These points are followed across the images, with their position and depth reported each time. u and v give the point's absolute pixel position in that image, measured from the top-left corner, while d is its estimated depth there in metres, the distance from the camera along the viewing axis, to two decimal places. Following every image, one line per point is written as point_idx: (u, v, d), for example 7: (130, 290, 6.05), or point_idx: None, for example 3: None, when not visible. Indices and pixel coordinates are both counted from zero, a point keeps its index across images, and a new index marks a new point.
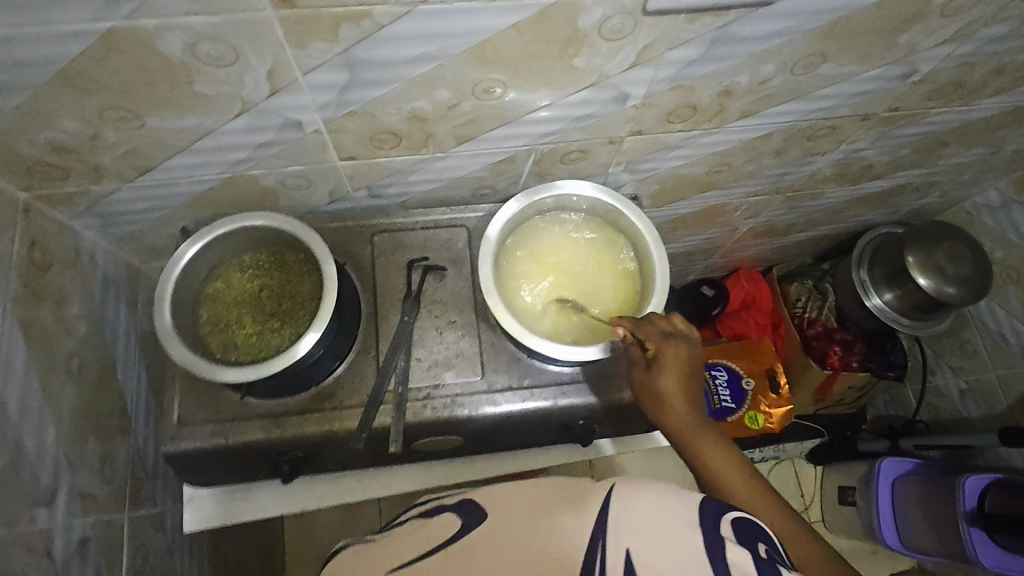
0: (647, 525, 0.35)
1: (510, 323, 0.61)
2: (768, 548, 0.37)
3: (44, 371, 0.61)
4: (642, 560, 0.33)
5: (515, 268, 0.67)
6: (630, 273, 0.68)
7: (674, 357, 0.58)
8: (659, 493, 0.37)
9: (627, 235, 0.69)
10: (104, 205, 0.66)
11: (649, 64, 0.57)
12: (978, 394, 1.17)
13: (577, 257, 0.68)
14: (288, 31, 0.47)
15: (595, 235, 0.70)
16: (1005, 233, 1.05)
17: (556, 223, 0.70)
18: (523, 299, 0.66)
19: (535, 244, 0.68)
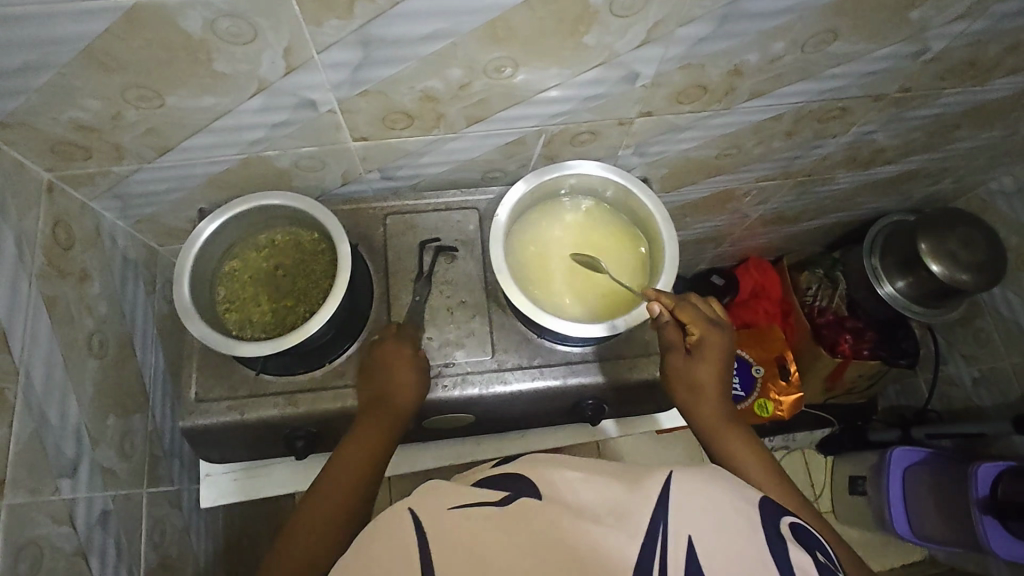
0: (709, 516, 0.38)
1: (520, 301, 0.62)
2: (823, 557, 0.40)
3: (67, 346, 0.62)
4: (705, 546, 0.36)
5: (526, 248, 0.68)
6: (640, 254, 0.69)
7: (711, 348, 0.61)
8: (723, 492, 0.40)
9: (637, 215, 0.69)
10: (124, 186, 0.68)
11: (658, 41, 0.58)
12: (991, 383, 1.17)
13: (588, 237, 0.69)
14: (303, 8, 0.48)
15: (605, 215, 0.70)
16: (1019, 219, 1.05)
17: (567, 203, 0.70)
18: (535, 278, 0.66)
19: (545, 223, 0.69)
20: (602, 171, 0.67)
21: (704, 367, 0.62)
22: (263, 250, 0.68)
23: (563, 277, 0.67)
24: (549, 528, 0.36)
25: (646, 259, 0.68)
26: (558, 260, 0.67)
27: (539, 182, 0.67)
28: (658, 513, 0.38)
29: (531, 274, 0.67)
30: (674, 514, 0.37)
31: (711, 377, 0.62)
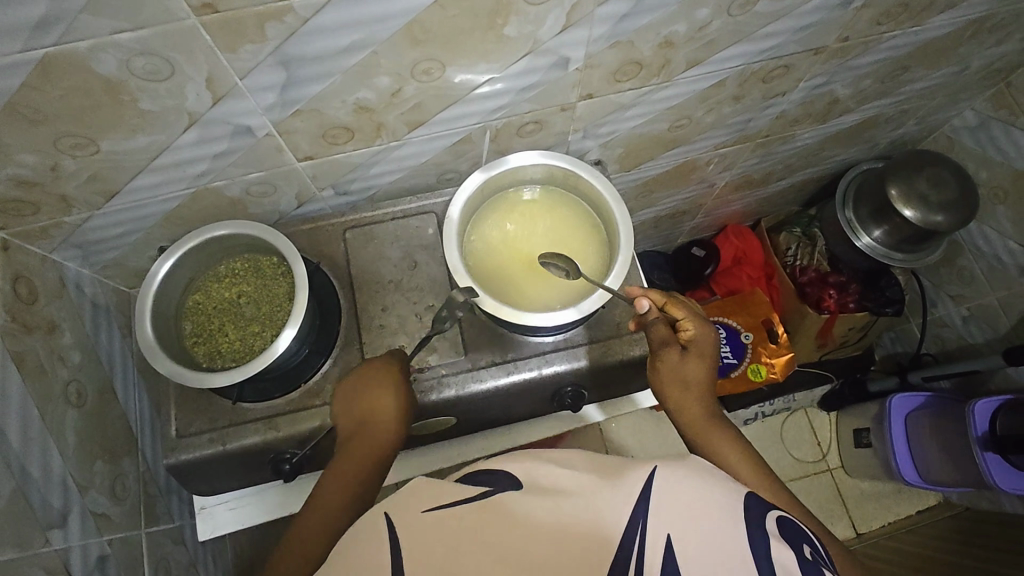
0: (689, 514, 0.41)
1: (481, 299, 0.61)
2: (812, 550, 0.44)
3: (42, 400, 0.63)
4: (685, 546, 0.39)
5: (482, 245, 0.68)
6: (597, 236, 0.69)
7: (703, 343, 0.62)
8: (705, 491, 0.43)
9: (590, 199, 0.69)
10: (78, 235, 0.68)
11: (581, 24, 0.58)
12: (981, 319, 1.16)
13: (546, 228, 0.69)
14: (216, 36, 0.48)
15: (557, 204, 0.71)
16: (986, 152, 1.04)
17: (520, 197, 0.71)
18: (495, 274, 0.67)
19: (501, 219, 0.70)
20: (548, 158, 0.67)
21: (697, 366, 0.62)
22: (224, 281, 0.68)
23: (521, 272, 0.67)
24: (530, 541, 0.39)
25: (603, 241, 0.68)
26: (516, 254, 0.68)
27: (485, 177, 0.67)
28: (638, 510, 0.41)
29: (490, 272, 0.67)
30: (656, 512, 0.41)
31: (702, 377, 0.62)
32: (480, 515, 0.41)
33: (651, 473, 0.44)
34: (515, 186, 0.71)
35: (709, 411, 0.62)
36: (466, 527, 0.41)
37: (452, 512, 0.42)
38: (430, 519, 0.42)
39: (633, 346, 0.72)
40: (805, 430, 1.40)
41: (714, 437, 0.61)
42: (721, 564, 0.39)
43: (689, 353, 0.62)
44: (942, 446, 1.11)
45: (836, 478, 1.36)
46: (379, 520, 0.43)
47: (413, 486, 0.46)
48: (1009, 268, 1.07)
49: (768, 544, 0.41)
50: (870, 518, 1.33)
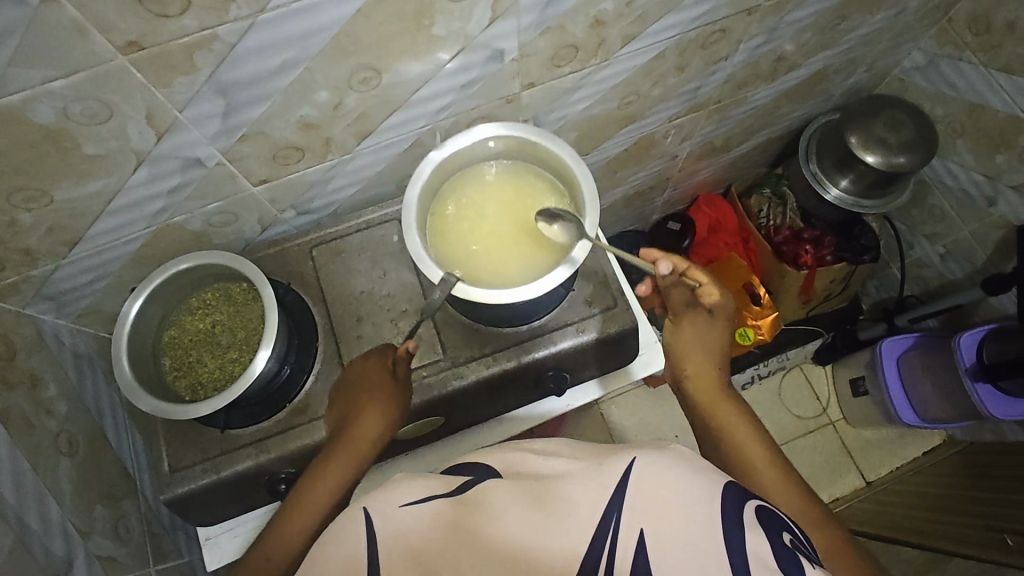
0: (665, 500, 0.41)
1: (449, 284, 0.61)
2: (792, 536, 0.44)
3: (33, 452, 0.64)
4: (654, 534, 0.40)
5: (450, 235, 0.69)
6: (562, 197, 0.70)
7: (725, 311, 0.65)
8: (677, 475, 0.43)
9: (547, 165, 0.70)
10: (48, 287, 0.68)
11: (508, 15, 0.59)
12: (958, 254, 1.18)
13: (506, 204, 0.70)
14: (146, 72, 0.49)
15: (516, 178, 0.71)
16: (938, 90, 1.05)
17: (478, 181, 0.71)
18: (473, 259, 0.67)
19: (458, 205, 0.70)
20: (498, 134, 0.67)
21: (717, 333, 0.65)
22: (197, 312, 0.69)
23: (503, 251, 0.67)
24: (501, 533, 0.41)
25: (567, 201, 0.69)
26: (493, 235, 0.68)
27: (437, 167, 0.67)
28: (614, 502, 0.42)
29: (468, 258, 0.67)
30: (629, 503, 0.42)
31: (720, 344, 0.66)
32: (456, 512, 0.43)
33: (630, 467, 0.44)
34: (470, 169, 0.71)
35: (721, 381, 0.64)
36: (440, 522, 0.42)
37: (423, 512, 0.43)
38: (406, 521, 0.42)
39: (608, 323, 0.73)
40: (803, 387, 1.41)
41: (720, 408, 0.62)
42: (694, 553, 0.39)
43: (713, 318, 0.65)
44: (936, 383, 1.12)
45: (838, 430, 1.38)
46: (357, 517, 0.44)
47: (393, 485, 0.46)
48: (977, 200, 1.08)
49: (736, 517, 0.42)
50: (877, 465, 1.34)
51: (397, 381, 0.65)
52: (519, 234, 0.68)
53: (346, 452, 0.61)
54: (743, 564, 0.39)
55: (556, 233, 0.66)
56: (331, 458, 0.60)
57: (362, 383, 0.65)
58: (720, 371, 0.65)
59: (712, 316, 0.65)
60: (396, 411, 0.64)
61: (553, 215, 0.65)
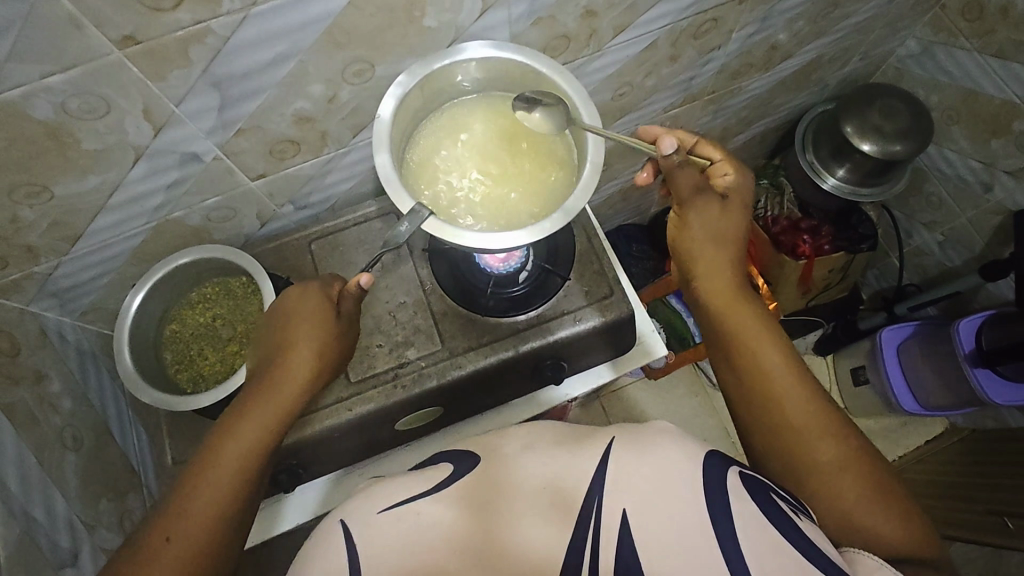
0: (644, 480, 0.42)
1: (421, 217, 0.54)
2: (777, 495, 0.45)
3: (38, 446, 0.65)
4: (639, 514, 0.41)
5: (430, 181, 0.62)
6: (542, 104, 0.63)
7: (739, 197, 0.63)
8: (667, 450, 0.44)
9: (519, 84, 0.63)
10: (51, 284, 0.69)
11: (498, 5, 0.60)
12: (956, 242, 1.18)
13: (486, 142, 0.64)
14: (142, 67, 0.50)
15: (496, 111, 0.65)
16: (933, 77, 1.05)
17: (453, 120, 0.65)
18: (461, 203, 0.61)
19: (439, 154, 0.64)
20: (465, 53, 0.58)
21: (729, 229, 0.62)
22: (198, 307, 0.70)
23: (496, 189, 0.62)
24: (495, 530, 0.41)
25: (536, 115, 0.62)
26: (481, 172, 0.62)
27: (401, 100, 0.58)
28: (596, 482, 0.43)
29: (457, 203, 0.61)
30: (611, 486, 0.42)
31: (731, 240, 0.62)
32: (448, 509, 0.43)
33: (609, 445, 0.45)
34: (444, 110, 0.65)
35: (734, 279, 0.61)
36: (435, 518, 0.43)
37: (412, 510, 0.43)
38: (390, 522, 0.43)
39: (605, 311, 0.74)
40: None
41: (736, 306, 0.60)
42: (679, 532, 0.40)
43: (728, 205, 0.63)
44: (935, 372, 1.13)
45: None
46: (333, 530, 0.44)
47: (370, 491, 0.47)
48: (974, 187, 1.08)
49: (727, 493, 0.42)
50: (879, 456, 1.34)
51: (337, 318, 0.60)
52: (510, 163, 0.63)
53: (268, 402, 0.56)
54: (733, 536, 0.40)
55: (538, 123, 0.61)
56: (251, 405, 0.55)
57: (292, 319, 0.59)
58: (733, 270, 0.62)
59: (725, 204, 0.63)
60: (329, 353, 0.60)
61: (529, 103, 0.61)
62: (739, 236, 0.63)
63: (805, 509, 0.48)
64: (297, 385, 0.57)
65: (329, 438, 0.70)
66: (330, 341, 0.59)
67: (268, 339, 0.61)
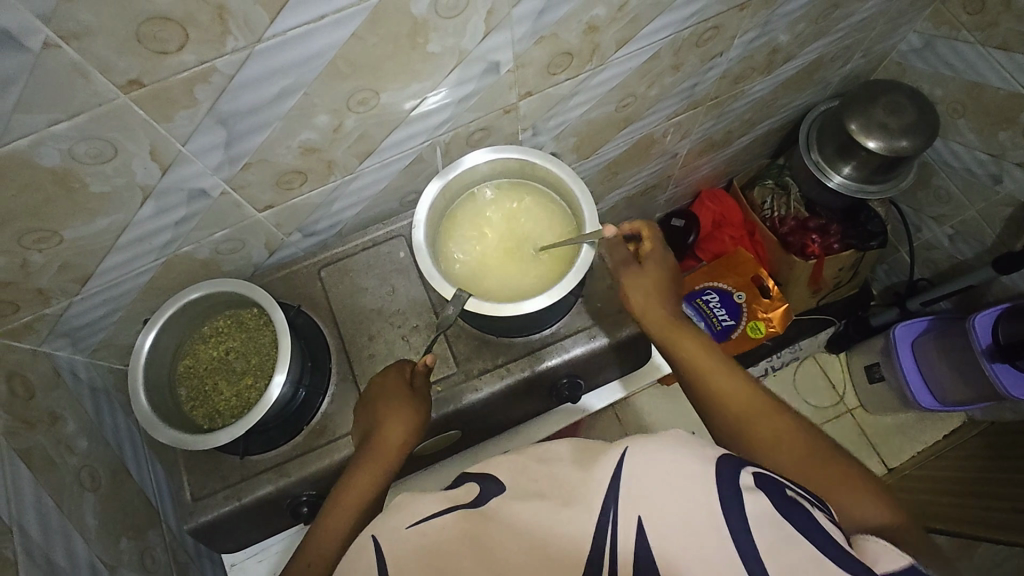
0: (660, 487, 0.41)
1: (462, 299, 0.61)
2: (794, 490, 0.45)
3: (56, 490, 0.64)
4: (653, 522, 0.40)
5: (458, 269, 0.68)
6: (545, 197, 0.71)
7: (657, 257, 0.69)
8: (683, 460, 0.43)
9: (517, 174, 0.70)
10: (63, 323, 0.69)
11: (501, 27, 0.59)
12: (967, 234, 1.17)
13: (507, 220, 0.70)
14: (148, 109, 0.49)
15: (502, 197, 0.71)
16: (937, 71, 1.04)
17: (469, 212, 0.71)
18: (488, 289, 0.67)
19: (462, 235, 0.70)
20: (479, 156, 0.67)
21: (661, 274, 0.68)
22: (210, 340, 0.69)
23: (521, 269, 0.67)
24: (505, 546, 0.40)
25: (557, 200, 0.70)
26: (502, 257, 0.68)
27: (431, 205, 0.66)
28: (610, 494, 0.42)
29: (484, 287, 0.67)
30: (625, 498, 0.41)
31: (664, 288, 0.68)
32: (463, 530, 0.42)
33: (621, 458, 0.43)
34: (453, 202, 0.71)
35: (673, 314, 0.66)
36: (453, 534, 0.42)
37: (432, 528, 0.43)
38: (416, 544, 0.42)
39: (619, 326, 0.73)
40: (819, 376, 1.41)
41: (681, 338, 0.65)
42: (692, 536, 0.39)
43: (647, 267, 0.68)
44: (952, 365, 1.12)
45: (857, 418, 1.38)
46: (366, 546, 0.44)
47: (401, 504, 0.46)
48: (983, 178, 1.07)
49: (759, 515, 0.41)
50: (897, 452, 1.34)
51: (413, 392, 0.64)
52: (527, 245, 0.69)
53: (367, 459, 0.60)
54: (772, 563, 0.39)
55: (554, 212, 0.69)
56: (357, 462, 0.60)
57: (381, 397, 0.63)
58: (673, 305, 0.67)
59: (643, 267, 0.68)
60: (417, 422, 0.62)
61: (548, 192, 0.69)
62: (670, 277, 0.69)
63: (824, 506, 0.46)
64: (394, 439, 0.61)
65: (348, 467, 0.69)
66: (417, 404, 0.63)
67: (362, 420, 0.65)
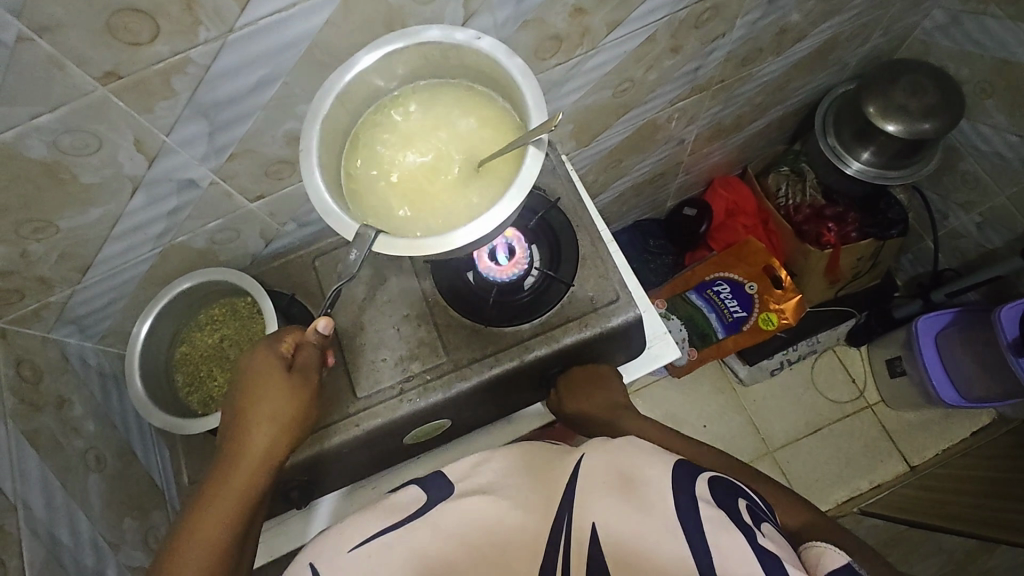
0: (609, 499, 0.46)
1: (366, 239, 0.49)
2: (747, 501, 0.48)
3: (62, 470, 0.66)
4: (603, 526, 0.44)
5: (368, 198, 0.55)
6: (479, 96, 0.57)
7: (583, 374, 0.75)
8: (646, 469, 0.48)
9: (441, 68, 0.56)
10: (68, 311, 0.71)
11: (482, 12, 0.59)
12: (996, 222, 1.11)
13: (435, 126, 0.57)
14: (128, 100, 0.50)
15: (427, 99, 0.58)
16: (963, 49, 0.99)
17: (380, 124, 0.57)
18: (405, 220, 0.54)
19: (378, 147, 0.57)
20: (381, 49, 0.52)
21: (592, 382, 0.74)
22: (206, 328, 0.71)
23: (450, 188, 0.55)
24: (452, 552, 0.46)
25: (494, 99, 0.56)
26: (425, 179, 0.55)
27: (323, 120, 0.52)
28: (562, 508, 0.47)
29: (398, 218, 0.54)
30: (578, 510, 0.46)
31: (599, 396, 0.74)
32: (417, 537, 0.47)
33: (574, 471, 0.52)
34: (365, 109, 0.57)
35: (613, 409, 0.73)
36: (416, 533, 0.47)
37: (378, 544, 0.46)
38: (373, 553, 0.46)
39: (610, 317, 0.72)
40: (838, 370, 1.36)
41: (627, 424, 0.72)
42: (644, 536, 0.42)
43: (580, 388, 0.74)
44: None
45: (878, 413, 1.33)
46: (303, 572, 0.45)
47: (343, 529, 0.49)
48: (1014, 163, 1.01)
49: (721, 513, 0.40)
50: (921, 449, 1.30)
51: (291, 373, 0.58)
52: (453, 159, 0.55)
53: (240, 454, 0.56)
54: None
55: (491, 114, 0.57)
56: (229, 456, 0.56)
57: (250, 386, 0.57)
58: (612, 399, 0.74)
59: (580, 388, 0.74)
60: (295, 404, 0.58)
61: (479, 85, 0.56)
62: (597, 378, 0.75)
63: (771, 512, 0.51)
64: (270, 429, 0.56)
65: (339, 455, 0.69)
66: (294, 385, 0.58)
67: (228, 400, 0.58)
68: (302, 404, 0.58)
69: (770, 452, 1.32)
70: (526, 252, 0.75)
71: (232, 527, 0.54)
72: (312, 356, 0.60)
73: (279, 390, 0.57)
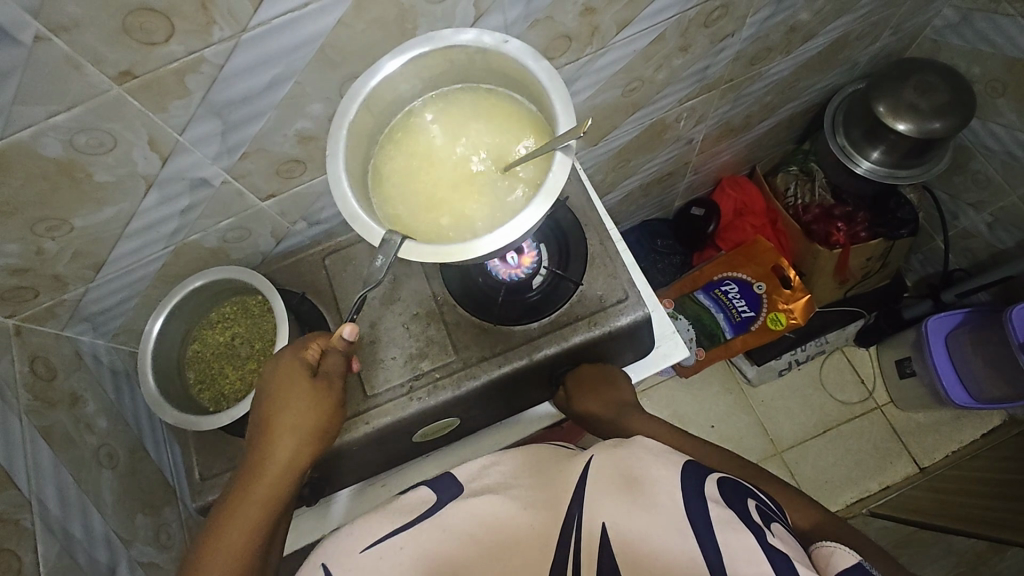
0: (618, 500, 0.46)
1: (393, 246, 0.49)
2: (756, 502, 0.48)
3: (76, 465, 0.67)
4: (614, 526, 0.44)
5: (394, 203, 0.56)
6: (505, 101, 0.58)
7: (590, 371, 0.75)
8: (655, 469, 0.48)
9: (467, 73, 0.57)
10: (82, 309, 0.72)
11: (492, 11, 0.59)
12: (1007, 222, 1.10)
13: (461, 132, 0.57)
14: (143, 100, 0.51)
15: (454, 105, 0.58)
16: (974, 47, 0.98)
17: (407, 130, 0.58)
18: (431, 226, 0.54)
19: (405, 154, 0.58)
20: (406, 54, 0.53)
21: (598, 380, 0.74)
22: (217, 326, 0.72)
23: (477, 194, 0.55)
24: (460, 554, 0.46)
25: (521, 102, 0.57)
26: (452, 185, 0.55)
27: (349, 127, 0.53)
28: (573, 509, 0.47)
29: (424, 225, 0.54)
30: (588, 510, 0.46)
31: (606, 392, 0.73)
32: (427, 538, 0.47)
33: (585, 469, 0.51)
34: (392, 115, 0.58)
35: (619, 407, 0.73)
36: (427, 534, 0.47)
37: (390, 544, 0.46)
38: (383, 552, 0.46)
39: (618, 315, 0.72)
40: (847, 370, 1.36)
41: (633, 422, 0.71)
42: (654, 535, 0.42)
43: (587, 385, 0.74)
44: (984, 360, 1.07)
45: (887, 414, 1.32)
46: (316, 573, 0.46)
47: (354, 529, 0.49)
48: None
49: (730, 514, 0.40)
50: (930, 450, 1.29)
51: (318, 378, 0.59)
52: (479, 164, 0.56)
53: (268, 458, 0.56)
54: None
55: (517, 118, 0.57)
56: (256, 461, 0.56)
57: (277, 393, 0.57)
58: (620, 397, 0.74)
59: (587, 385, 0.74)
60: (320, 410, 0.59)
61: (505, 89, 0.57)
62: (604, 377, 0.75)
63: (780, 513, 0.51)
64: (297, 435, 0.57)
65: (349, 453, 0.69)
66: (322, 390, 0.59)
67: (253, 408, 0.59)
68: (327, 410, 0.59)
69: (779, 453, 1.31)
70: (534, 252, 0.75)
71: (259, 533, 0.53)
72: (337, 363, 0.61)
73: (307, 396, 0.58)
